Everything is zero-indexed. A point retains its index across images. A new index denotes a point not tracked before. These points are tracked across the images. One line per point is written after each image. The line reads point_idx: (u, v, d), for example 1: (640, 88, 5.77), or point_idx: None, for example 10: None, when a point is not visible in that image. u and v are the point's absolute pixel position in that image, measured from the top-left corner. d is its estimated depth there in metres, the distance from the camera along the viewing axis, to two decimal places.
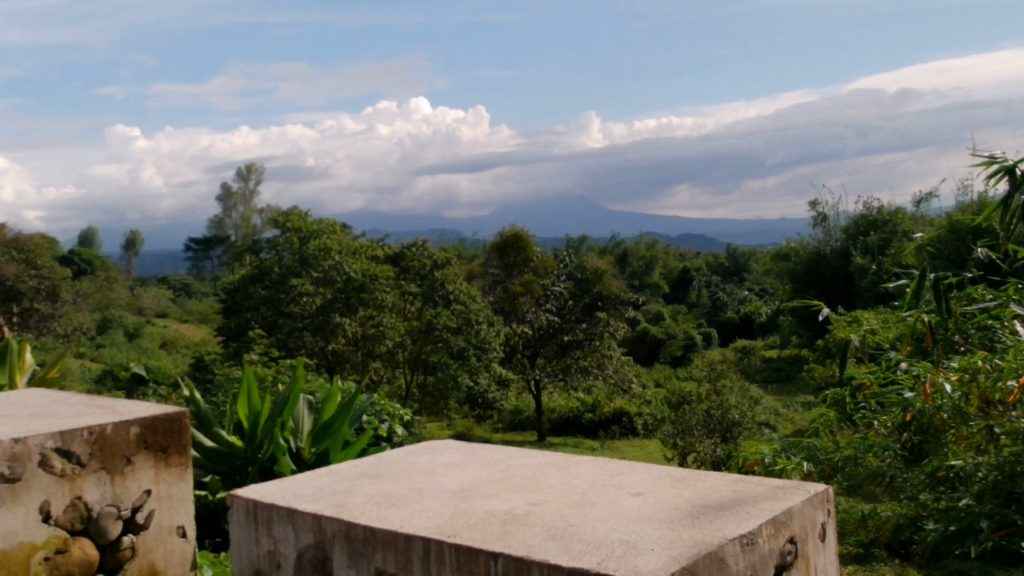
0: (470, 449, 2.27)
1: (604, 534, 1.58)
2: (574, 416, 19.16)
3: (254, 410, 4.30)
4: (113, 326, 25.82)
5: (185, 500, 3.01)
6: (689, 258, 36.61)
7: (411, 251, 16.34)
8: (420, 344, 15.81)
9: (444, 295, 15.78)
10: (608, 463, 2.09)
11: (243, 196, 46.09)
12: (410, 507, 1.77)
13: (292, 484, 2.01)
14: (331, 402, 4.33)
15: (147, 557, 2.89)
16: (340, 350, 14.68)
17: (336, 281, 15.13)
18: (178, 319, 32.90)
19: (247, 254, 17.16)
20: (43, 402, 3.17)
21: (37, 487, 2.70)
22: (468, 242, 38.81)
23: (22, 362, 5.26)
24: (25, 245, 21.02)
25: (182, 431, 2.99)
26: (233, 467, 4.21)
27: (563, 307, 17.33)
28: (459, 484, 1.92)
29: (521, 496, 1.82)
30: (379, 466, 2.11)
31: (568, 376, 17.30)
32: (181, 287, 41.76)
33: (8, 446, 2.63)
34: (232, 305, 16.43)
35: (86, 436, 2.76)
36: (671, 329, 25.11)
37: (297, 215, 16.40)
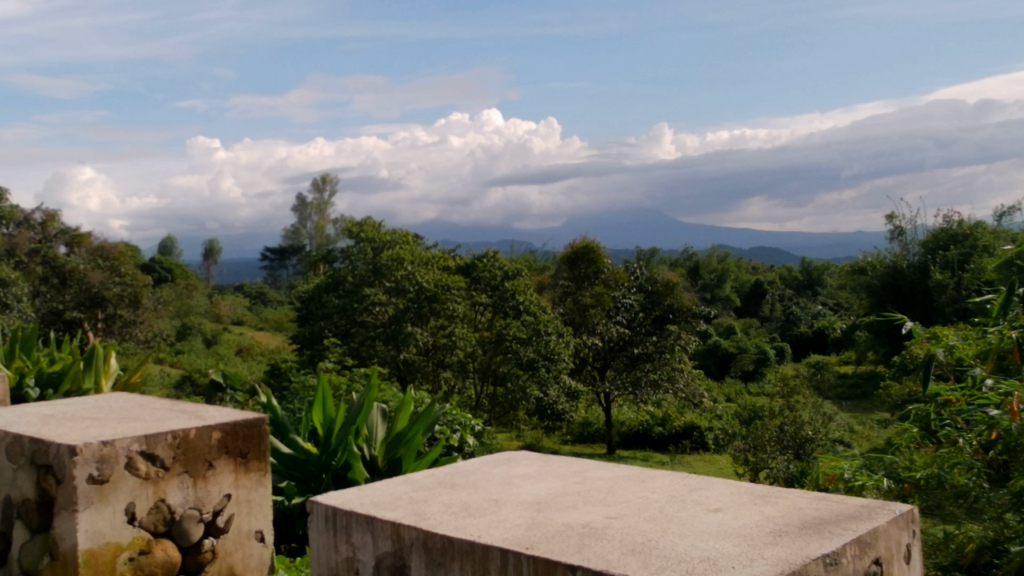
0: (546, 460, 2.26)
1: (683, 550, 1.57)
2: (644, 429, 18.99)
3: (328, 417, 4.36)
4: (191, 333, 26.40)
5: (264, 505, 3.06)
6: (762, 271, 36.11)
7: (482, 262, 16.30)
8: (490, 354, 15.93)
9: (514, 305, 15.74)
10: (685, 477, 2.07)
11: (319, 205, 46.75)
12: (489, 517, 1.78)
13: (372, 492, 2.02)
14: (405, 410, 4.36)
15: (226, 560, 2.95)
16: (411, 359, 14.80)
17: (408, 290, 15.32)
18: (254, 326, 33.53)
19: (322, 263, 17.47)
20: (131, 406, 3.25)
21: (123, 489, 2.74)
22: (539, 253, 38.80)
23: (107, 367, 5.40)
24: (109, 253, 21.63)
25: (261, 438, 3.03)
26: (308, 473, 4.26)
27: (633, 320, 17.32)
28: (537, 495, 1.93)
29: (599, 509, 1.82)
30: (455, 476, 2.12)
31: (637, 388, 17.23)
32: (257, 295, 42.49)
33: (96, 448, 2.68)
34: (306, 314, 16.70)
35: (169, 439, 2.81)
36: (743, 343, 24.80)
37: (371, 224, 16.61)
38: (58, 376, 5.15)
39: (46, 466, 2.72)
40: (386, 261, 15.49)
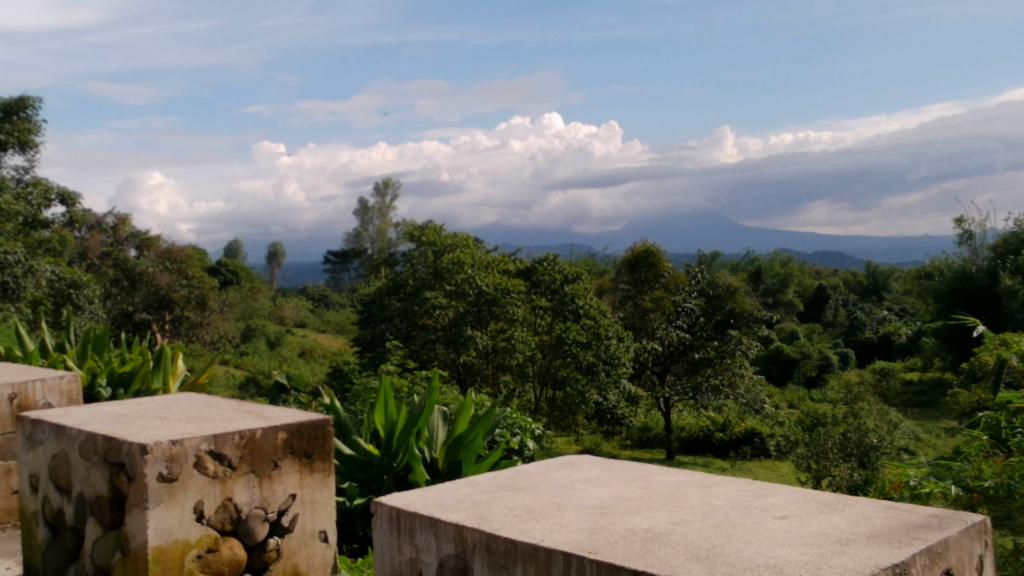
0: (608, 464, 2.25)
1: (748, 557, 1.55)
2: (704, 435, 18.90)
3: (390, 420, 4.40)
4: (255, 335, 26.87)
5: (328, 505, 3.09)
6: (825, 275, 35.63)
7: (542, 266, 16.15)
8: (550, 358, 15.89)
9: (574, 309, 15.74)
10: (750, 484, 2.05)
11: (380, 209, 47.21)
12: (551, 521, 1.78)
13: (435, 493, 2.04)
14: (465, 414, 4.39)
15: (290, 559, 2.99)
16: (471, 362, 14.98)
17: (468, 294, 15.38)
18: (317, 328, 33.96)
19: (384, 266, 17.60)
20: (199, 407, 3.30)
21: (192, 488, 2.76)
22: (599, 256, 38.69)
23: (175, 369, 5.50)
24: (177, 256, 22.09)
25: (325, 439, 3.06)
26: (369, 475, 4.30)
27: (694, 324, 17.18)
28: (599, 500, 1.92)
29: (663, 515, 1.81)
30: (517, 478, 2.12)
31: (698, 394, 17.20)
32: (320, 297, 43.03)
33: (166, 447, 2.70)
34: (368, 316, 16.86)
35: (237, 439, 2.84)
36: (806, 349, 24.45)
37: (432, 228, 16.62)
38: (129, 377, 5.27)
39: (118, 464, 2.74)
40: (446, 265, 15.58)
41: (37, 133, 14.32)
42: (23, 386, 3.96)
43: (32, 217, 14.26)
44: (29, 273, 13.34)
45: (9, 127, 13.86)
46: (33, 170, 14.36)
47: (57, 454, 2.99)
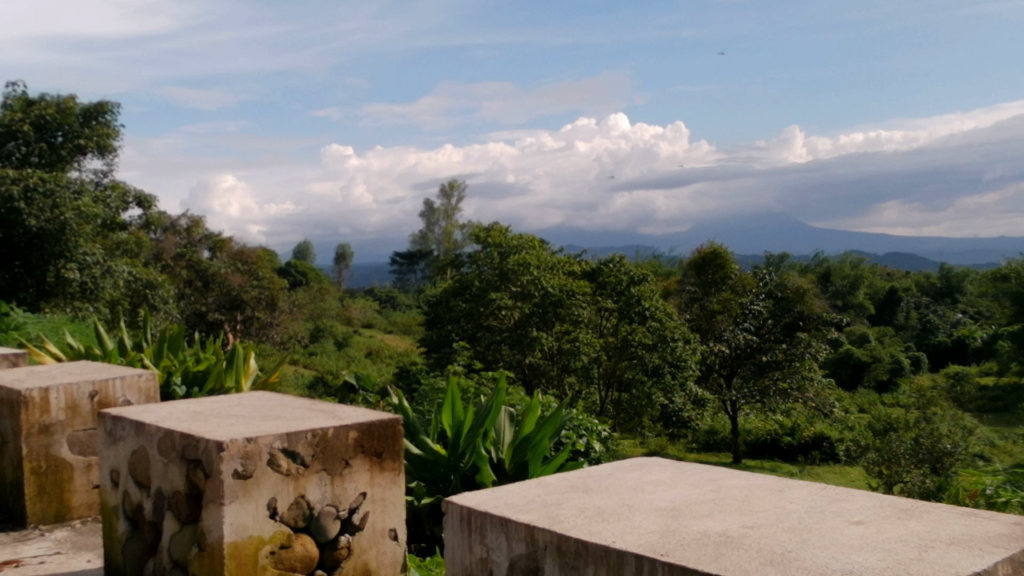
0: (677, 467, 2.24)
1: (824, 563, 1.53)
2: (772, 439, 18.56)
3: (457, 419, 4.43)
4: (323, 335, 27.23)
5: (398, 503, 3.13)
6: (897, 277, 34.88)
7: (608, 267, 16.26)
8: (614, 360, 15.94)
9: (640, 312, 15.69)
10: (824, 488, 2.02)
11: (446, 211, 47.49)
12: (622, 523, 1.77)
13: (505, 493, 2.04)
14: (532, 415, 4.40)
15: (361, 557, 3.02)
16: (537, 363, 14.99)
17: (534, 295, 15.39)
18: (384, 329, 34.31)
19: (450, 268, 17.71)
20: (272, 405, 3.36)
21: (266, 484, 2.78)
22: (665, 258, 38.40)
23: (247, 368, 5.60)
24: (248, 257, 22.49)
25: (395, 438, 3.10)
26: (437, 475, 4.34)
27: (762, 326, 17.02)
28: (670, 502, 1.91)
29: (736, 518, 1.79)
30: (587, 479, 2.12)
31: (765, 397, 16.87)
32: (387, 298, 43.44)
33: (241, 444, 2.71)
34: (434, 317, 16.96)
35: (309, 437, 2.87)
36: (877, 352, 23.98)
37: (498, 230, 16.68)
38: (203, 375, 5.39)
39: (196, 461, 2.77)
40: (512, 266, 15.58)
41: (116, 138, 14.71)
42: (104, 384, 4.06)
43: (111, 219, 14.59)
44: (108, 274, 13.80)
45: (88, 132, 14.24)
46: (112, 174, 14.74)
47: (137, 450, 3.06)
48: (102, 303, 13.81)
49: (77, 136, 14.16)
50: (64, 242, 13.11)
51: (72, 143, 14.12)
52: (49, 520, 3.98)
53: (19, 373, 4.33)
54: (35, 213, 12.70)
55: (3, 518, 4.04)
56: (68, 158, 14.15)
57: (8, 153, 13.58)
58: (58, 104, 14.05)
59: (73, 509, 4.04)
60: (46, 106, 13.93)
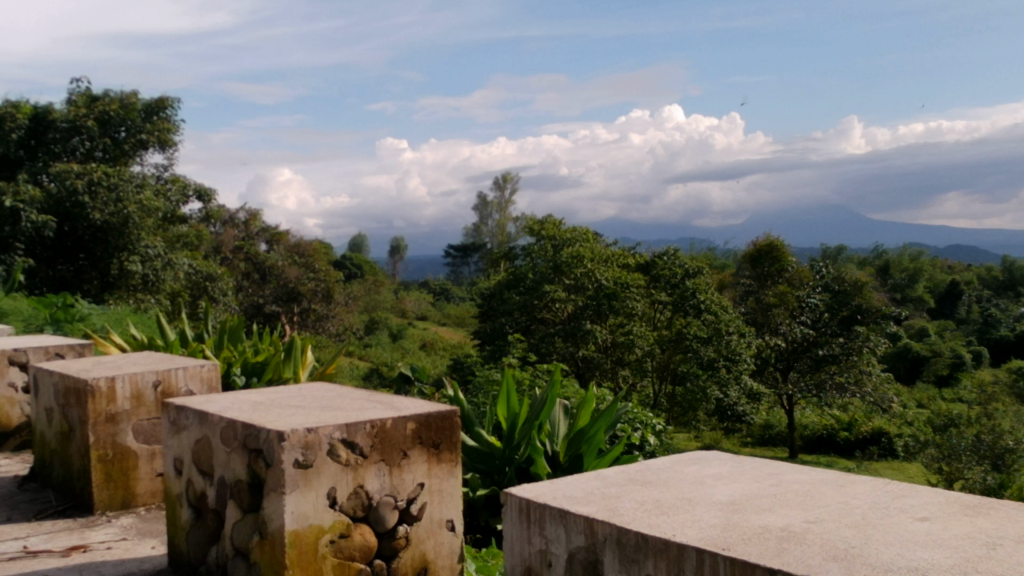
0: (737, 461, 2.23)
1: (890, 560, 1.51)
2: (828, 433, 18.39)
3: (512, 412, 4.45)
4: (378, 327, 27.47)
5: (454, 495, 3.15)
6: (959, 270, 34.20)
7: (663, 260, 16.29)
8: (670, 353, 15.76)
9: (695, 304, 15.61)
10: (888, 484, 1.99)
11: (500, 203, 47.56)
12: (682, 516, 1.77)
13: (563, 485, 2.05)
14: (587, 407, 4.40)
15: (419, 547, 3.04)
16: (590, 356, 14.95)
17: (587, 288, 15.46)
18: (438, 321, 34.52)
19: (504, 260, 17.75)
20: (330, 396, 3.40)
21: (326, 474, 2.80)
22: (720, 250, 38.05)
23: (304, 359, 5.68)
24: (305, 250, 22.75)
25: (452, 429, 3.12)
26: (492, 466, 4.35)
27: (818, 320, 16.78)
28: (731, 497, 1.89)
29: (797, 513, 1.77)
30: (646, 473, 2.11)
31: (822, 392, 16.70)
32: (441, 291, 43.64)
33: (302, 435, 2.74)
34: (488, 310, 16.94)
35: (368, 429, 2.89)
36: (937, 346, 23.57)
37: (551, 222, 16.65)
38: (262, 366, 5.47)
39: (258, 450, 2.81)
40: (566, 258, 15.57)
41: (177, 132, 14.93)
42: (167, 373, 4.16)
43: (172, 213, 14.80)
44: (169, 267, 14.02)
45: (150, 127, 14.47)
46: (173, 168, 14.96)
47: (200, 439, 3.11)
48: (163, 295, 14.09)
49: (139, 131, 14.39)
50: (128, 236, 13.39)
51: (134, 138, 14.36)
52: (115, 507, 4.06)
53: (85, 362, 4.43)
54: (98, 207, 12.98)
55: (71, 504, 4.14)
56: (130, 152, 14.39)
57: (73, 148, 13.82)
58: (121, 100, 14.33)
59: (138, 497, 4.13)
60: (109, 102, 14.22)
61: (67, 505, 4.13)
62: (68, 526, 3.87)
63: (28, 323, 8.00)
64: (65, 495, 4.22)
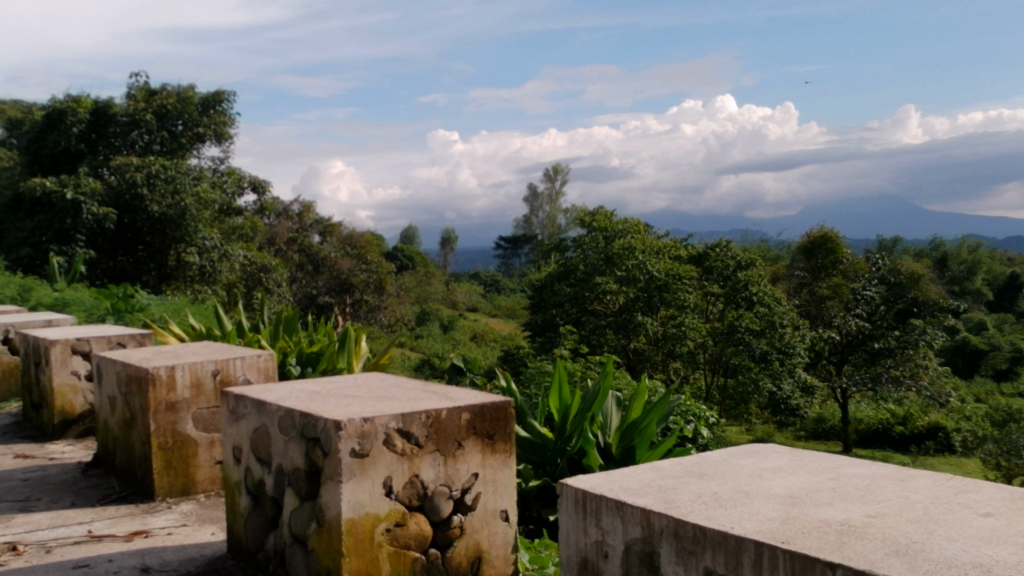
0: (796, 454, 2.20)
1: (953, 556, 1.48)
2: (884, 428, 18.04)
3: (564, 404, 4.45)
4: (429, 318, 27.63)
5: (508, 485, 3.17)
6: (1020, 262, 33.44)
7: (715, 252, 16.17)
8: (722, 346, 15.65)
9: (747, 296, 15.53)
10: (951, 479, 1.96)
11: (550, 194, 47.51)
12: (741, 509, 1.75)
13: (619, 477, 2.04)
14: (639, 399, 4.38)
15: (473, 537, 3.06)
16: (642, 348, 14.88)
17: (639, 280, 15.31)
18: (488, 312, 34.61)
19: (554, 252, 17.72)
20: (384, 386, 3.43)
21: (382, 463, 2.82)
22: (773, 241, 37.61)
23: (358, 349, 5.74)
24: (358, 241, 22.93)
25: (506, 420, 3.13)
26: (544, 458, 4.36)
27: (875, 312, 16.70)
28: (789, 490, 1.88)
29: (857, 507, 1.75)
30: (703, 465, 2.10)
31: (877, 385, 16.28)
32: (491, 283, 43.74)
33: (359, 424, 2.76)
34: (538, 302, 16.89)
35: (423, 419, 2.92)
36: (996, 340, 23.11)
37: (602, 214, 16.56)
38: (316, 356, 5.53)
39: (314, 439, 2.84)
40: (617, 250, 15.45)
41: (232, 125, 15.10)
42: (225, 363, 4.23)
43: (227, 205, 14.97)
44: (225, 258, 14.23)
45: (207, 121, 14.66)
46: (228, 161, 15.15)
47: (259, 427, 3.16)
48: (219, 286, 14.32)
49: (196, 124, 14.59)
50: (185, 228, 13.62)
51: (191, 131, 14.57)
52: (176, 493, 4.13)
53: (146, 351, 4.52)
54: (157, 200, 13.19)
55: (133, 491, 4.22)
56: (187, 146, 14.62)
57: (132, 142, 14.07)
58: (178, 94, 14.54)
59: (198, 483, 4.20)
60: (167, 96, 14.43)
61: (130, 491, 4.22)
62: (130, 512, 3.95)
63: (90, 313, 8.18)
64: (128, 481, 4.31)
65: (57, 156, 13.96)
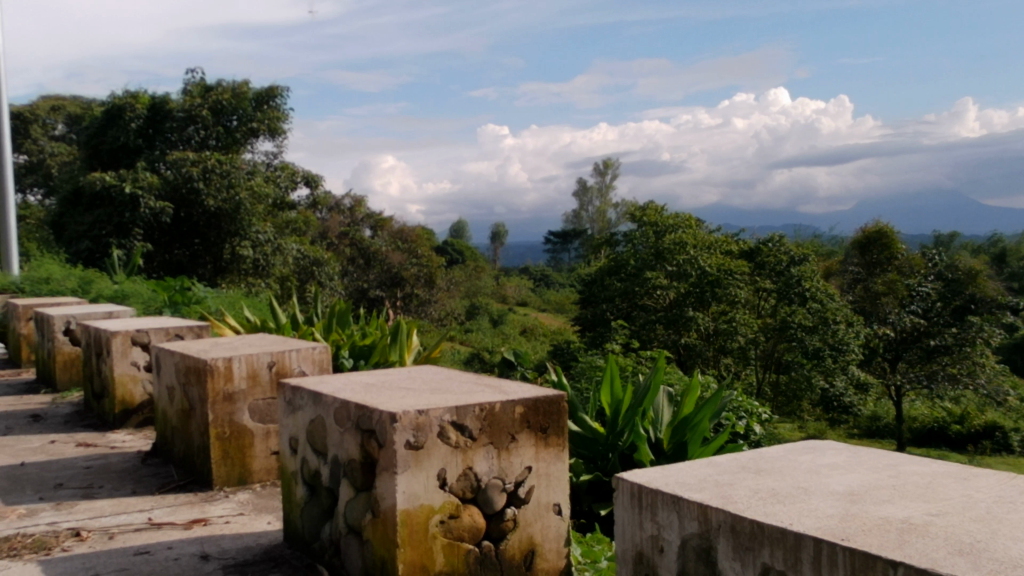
0: (855, 451, 2.18)
1: (1018, 556, 1.46)
2: (940, 427, 17.58)
3: (616, 399, 4.44)
4: (480, 313, 27.71)
5: (561, 479, 3.17)
6: None
7: (767, 247, 16.18)
8: (774, 342, 15.47)
9: (800, 292, 15.40)
10: (1015, 479, 1.92)
11: (601, 189, 47.36)
12: (799, 505, 1.74)
13: (676, 472, 2.03)
14: (691, 395, 4.36)
15: (526, 530, 3.07)
16: (692, 343, 14.78)
17: (690, 275, 15.26)
18: (538, 308, 34.61)
19: (605, 247, 17.65)
20: (439, 379, 3.46)
21: (436, 456, 2.84)
22: (827, 237, 37.09)
23: (410, 343, 5.77)
24: (409, 236, 23.06)
25: (560, 414, 3.14)
26: (595, 452, 4.36)
27: (930, 309, 16.35)
28: (848, 487, 1.86)
29: (919, 505, 1.73)
30: (760, 461, 2.09)
31: (933, 383, 16.10)
32: (542, 277, 43.70)
33: (413, 417, 2.79)
34: (588, 296, 16.84)
35: (477, 412, 2.94)
36: None
37: (653, 209, 16.49)
38: (369, 349, 5.58)
39: (370, 431, 2.86)
40: (668, 245, 15.44)
41: (286, 120, 15.26)
42: (281, 355, 4.28)
43: (281, 199, 15.13)
44: (278, 252, 14.42)
45: (261, 116, 14.85)
46: (282, 155, 15.31)
47: (315, 419, 3.19)
48: (272, 279, 14.51)
49: (250, 119, 14.78)
50: (239, 221, 13.80)
51: (246, 126, 14.76)
52: (233, 483, 4.20)
53: (204, 343, 4.59)
54: (212, 194, 13.39)
55: (192, 480, 4.30)
56: (242, 141, 14.81)
57: (188, 137, 14.36)
58: (233, 89, 14.74)
59: (254, 473, 4.25)
60: (223, 92, 14.63)
61: (188, 480, 4.29)
62: (189, 500, 4.02)
63: (148, 305, 8.34)
64: (186, 470, 4.39)
65: (117, 151, 14.22)
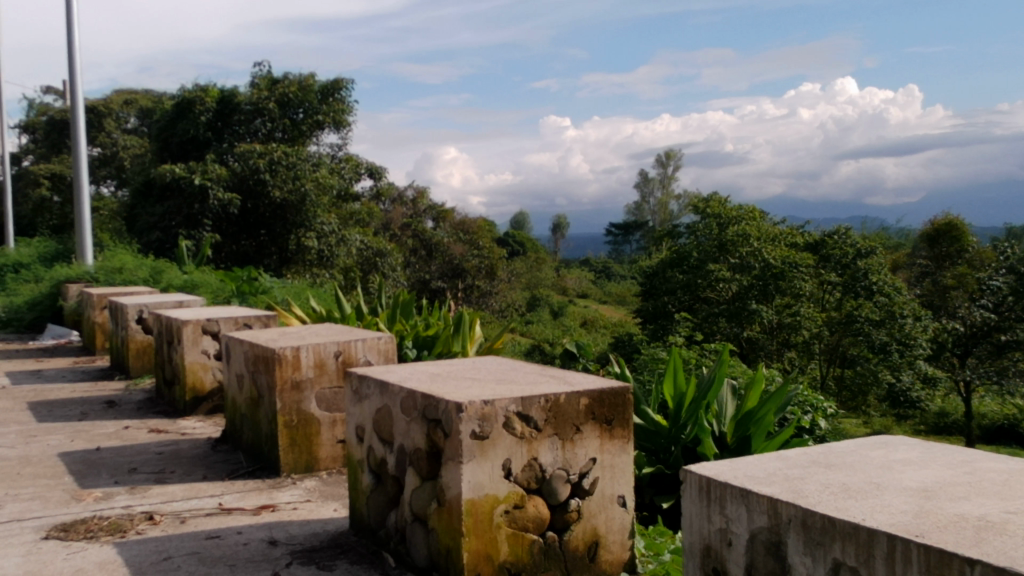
0: (928, 447, 2.13)
1: None
2: (1010, 424, 17.21)
3: (679, 391, 4.42)
4: (540, 304, 27.78)
5: (626, 471, 3.16)
6: None
7: (833, 239, 15.97)
8: (839, 335, 15.17)
9: (866, 286, 15.33)
10: None
11: (662, 181, 47.06)
12: (872, 501, 1.71)
13: (744, 464, 2.02)
14: (756, 388, 4.31)
15: (590, 521, 3.07)
16: (755, 337, 14.63)
17: (753, 267, 15.08)
18: (599, 299, 34.54)
19: (666, 239, 17.54)
20: (503, 369, 3.47)
21: (501, 446, 2.85)
22: (894, 229, 36.37)
23: (473, 334, 5.80)
24: (470, 227, 23.15)
25: (625, 406, 3.13)
26: (657, 445, 4.35)
27: (1000, 303, 16.00)
28: (922, 483, 1.82)
29: (996, 503, 1.69)
30: (830, 456, 2.06)
31: (1004, 378, 15.75)
32: (603, 270, 43.59)
33: (479, 407, 2.80)
34: (649, 288, 16.77)
35: (542, 402, 2.94)
36: None
37: (716, 200, 16.37)
38: (432, 340, 5.63)
39: (436, 421, 2.89)
40: (731, 237, 15.38)
41: (350, 113, 15.40)
42: (347, 344, 4.35)
43: (345, 190, 15.35)
44: (343, 243, 14.54)
45: (326, 108, 15.00)
46: (347, 148, 15.47)
47: (381, 408, 3.23)
48: (337, 270, 14.61)
49: (316, 112, 14.95)
50: (305, 213, 13.98)
51: (311, 118, 14.94)
52: (299, 469, 4.25)
53: (272, 332, 4.66)
54: (277, 186, 13.57)
55: (260, 466, 4.38)
56: (307, 133, 15.01)
57: (254, 129, 14.53)
58: (299, 82, 14.92)
59: (321, 461, 4.31)
60: (289, 84, 14.82)
61: (257, 466, 4.37)
62: (258, 486, 4.09)
63: (217, 294, 8.52)
64: (255, 457, 4.47)
65: (186, 144, 14.52)
